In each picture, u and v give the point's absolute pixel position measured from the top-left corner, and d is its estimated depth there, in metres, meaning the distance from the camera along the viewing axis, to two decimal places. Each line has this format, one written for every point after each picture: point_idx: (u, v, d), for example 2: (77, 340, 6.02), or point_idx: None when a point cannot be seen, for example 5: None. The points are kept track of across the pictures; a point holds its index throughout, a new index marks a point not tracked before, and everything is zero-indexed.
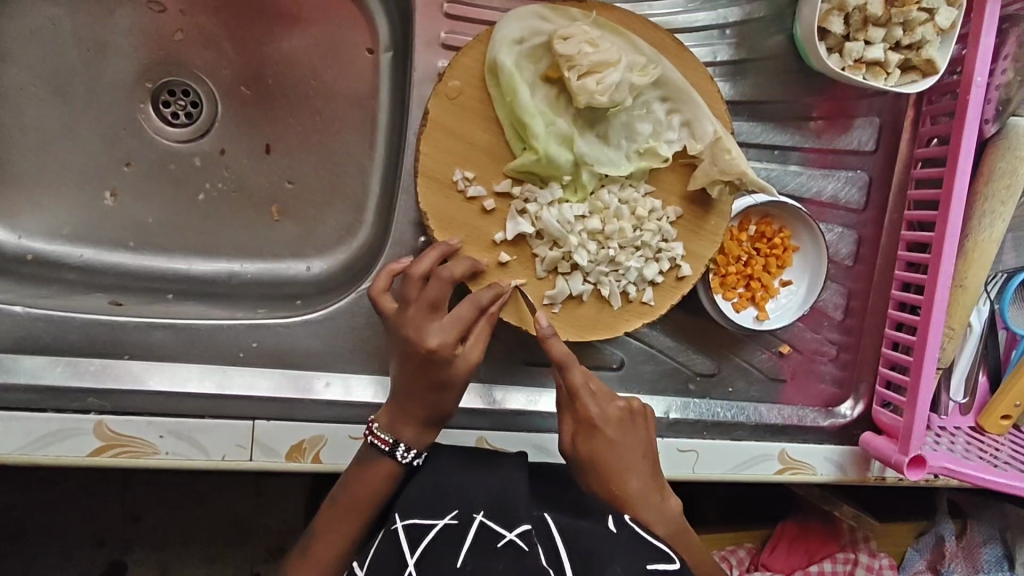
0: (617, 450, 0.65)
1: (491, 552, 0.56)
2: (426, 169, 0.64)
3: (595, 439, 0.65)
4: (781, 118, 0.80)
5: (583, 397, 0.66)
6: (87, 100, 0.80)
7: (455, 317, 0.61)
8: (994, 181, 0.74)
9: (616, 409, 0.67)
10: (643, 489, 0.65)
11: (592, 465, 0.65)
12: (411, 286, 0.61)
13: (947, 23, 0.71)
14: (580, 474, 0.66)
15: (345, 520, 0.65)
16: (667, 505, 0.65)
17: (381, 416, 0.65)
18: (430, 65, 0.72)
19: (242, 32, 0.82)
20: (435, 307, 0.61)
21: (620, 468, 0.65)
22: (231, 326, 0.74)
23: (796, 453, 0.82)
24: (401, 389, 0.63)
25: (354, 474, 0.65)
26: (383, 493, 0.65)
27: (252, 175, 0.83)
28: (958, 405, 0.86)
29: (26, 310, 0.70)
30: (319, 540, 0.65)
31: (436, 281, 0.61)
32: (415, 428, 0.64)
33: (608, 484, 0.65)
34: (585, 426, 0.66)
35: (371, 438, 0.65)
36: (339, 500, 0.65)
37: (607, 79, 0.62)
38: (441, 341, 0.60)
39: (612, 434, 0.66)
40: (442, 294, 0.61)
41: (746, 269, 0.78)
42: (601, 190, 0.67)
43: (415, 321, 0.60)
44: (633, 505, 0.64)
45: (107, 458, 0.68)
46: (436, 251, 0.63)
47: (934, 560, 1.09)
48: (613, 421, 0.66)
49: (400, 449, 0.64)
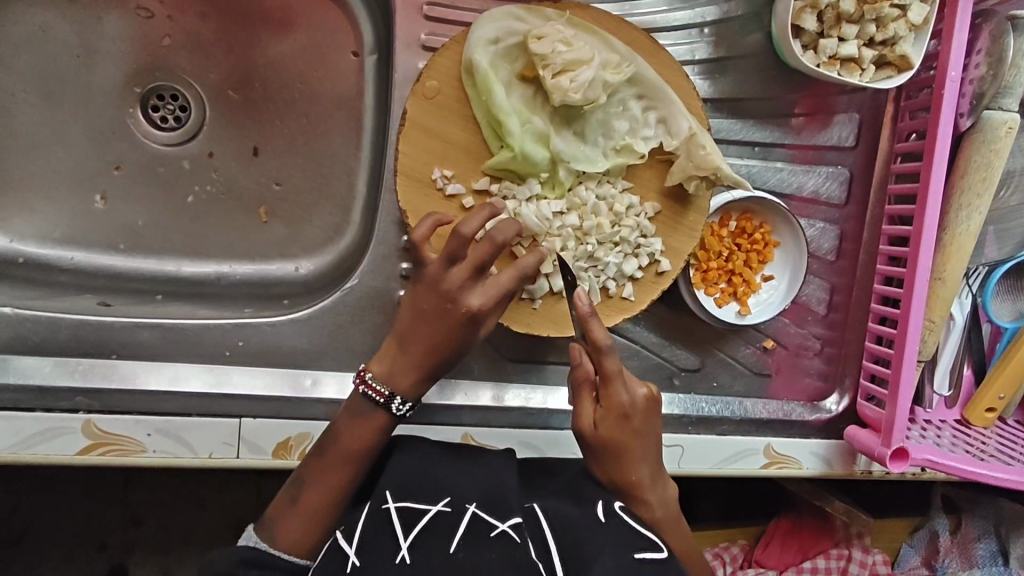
0: (639, 439, 0.64)
1: (484, 539, 0.56)
2: (405, 167, 0.65)
3: (621, 426, 0.64)
4: (761, 115, 0.81)
5: (615, 386, 0.63)
6: (77, 106, 0.81)
7: (499, 283, 0.62)
8: (971, 174, 0.75)
9: (641, 397, 0.65)
10: (651, 476, 0.65)
11: (613, 451, 0.64)
12: (457, 245, 0.60)
13: (920, 19, 0.71)
14: (594, 456, 0.65)
15: (335, 470, 0.64)
16: (667, 493, 0.66)
17: (374, 367, 0.65)
18: (411, 66, 0.73)
19: (228, 37, 0.84)
20: (481, 268, 0.61)
21: (639, 456, 0.64)
22: (218, 326, 0.75)
23: (781, 447, 0.83)
24: (410, 342, 0.63)
25: (347, 424, 0.64)
26: (374, 443, 0.65)
27: (240, 177, 0.84)
28: (943, 398, 0.86)
29: (15, 311, 0.71)
30: (307, 490, 0.64)
31: (489, 244, 0.60)
32: (413, 381, 0.64)
33: (624, 471, 0.64)
34: (612, 413, 0.64)
35: (365, 387, 0.64)
36: (329, 450, 0.64)
37: (580, 77, 0.63)
38: (482, 304, 0.61)
39: (639, 423, 0.64)
40: (490, 257, 0.61)
41: (727, 265, 0.79)
42: (578, 187, 0.67)
43: (457, 281, 0.61)
44: (643, 492, 0.64)
45: (96, 456, 0.69)
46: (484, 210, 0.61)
47: (929, 556, 1.10)
48: (639, 409, 0.64)
49: (395, 402, 0.64)
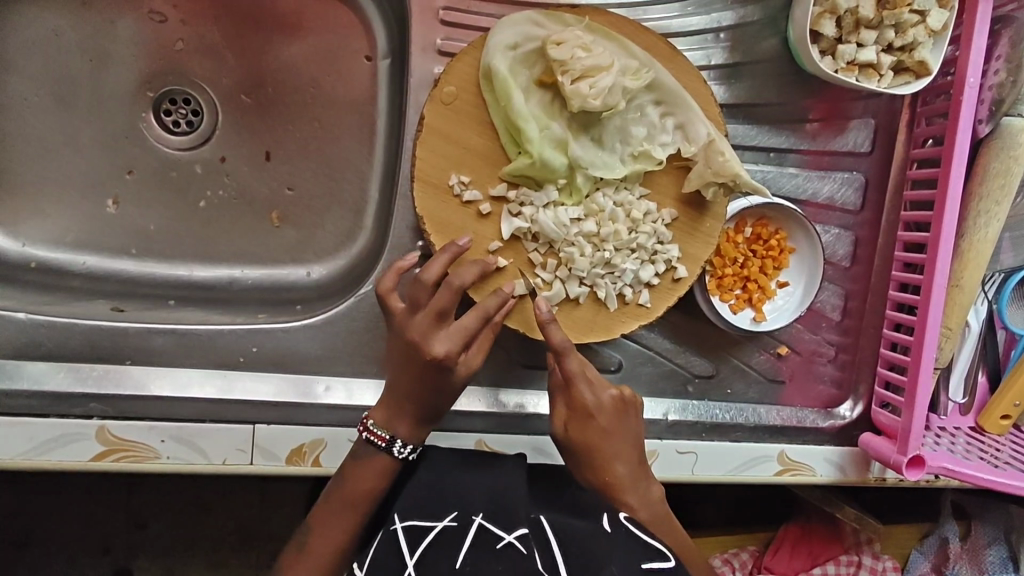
0: (608, 438, 0.66)
1: (490, 552, 0.57)
2: (423, 173, 0.64)
3: (588, 426, 0.65)
4: (776, 121, 0.81)
5: (579, 387, 0.65)
6: (88, 109, 0.81)
7: (462, 327, 0.62)
8: (989, 181, 0.75)
9: (609, 398, 0.67)
10: (630, 474, 0.66)
11: (583, 451, 0.66)
12: (419, 292, 0.62)
13: (939, 25, 0.71)
14: (569, 456, 0.67)
15: (340, 516, 0.65)
16: (651, 493, 0.67)
17: (375, 413, 0.66)
18: (427, 71, 0.73)
19: (241, 41, 0.83)
20: (443, 315, 0.62)
21: (609, 455, 0.66)
22: (231, 332, 0.75)
23: (795, 454, 0.82)
24: (398, 388, 0.64)
25: (351, 469, 0.66)
26: (380, 487, 0.66)
27: (252, 182, 0.84)
28: (958, 405, 0.86)
29: (29, 317, 0.71)
30: (315, 537, 0.65)
31: (447, 290, 0.61)
32: (410, 425, 0.65)
33: (598, 470, 0.66)
34: (578, 414, 0.66)
35: (366, 433, 0.66)
36: (334, 495, 0.65)
37: (599, 83, 0.63)
38: (446, 350, 0.61)
39: (607, 423, 0.66)
40: (451, 303, 0.61)
41: (742, 271, 0.79)
42: (596, 193, 0.67)
43: (421, 329, 0.61)
44: (622, 490, 0.66)
45: (110, 462, 0.69)
46: (445, 253, 0.62)
47: (939, 562, 1.09)
48: (607, 409, 0.66)
49: (396, 445, 0.65)
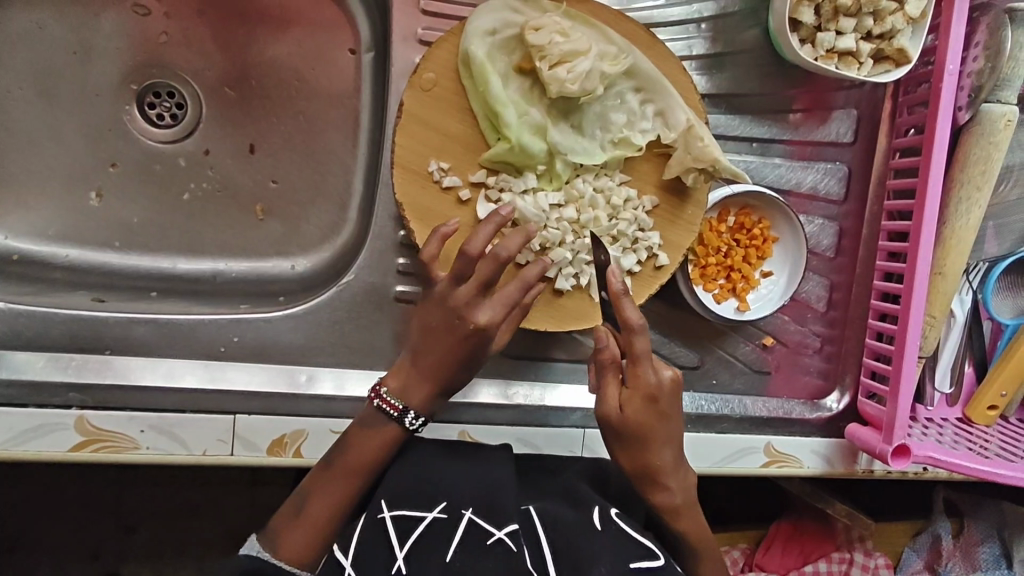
0: (664, 420, 0.62)
1: (480, 550, 0.58)
2: (402, 160, 0.64)
3: (647, 410, 0.61)
4: (759, 111, 0.81)
5: (642, 367, 0.60)
6: (73, 101, 0.81)
7: (506, 297, 0.62)
8: (970, 167, 0.75)
9: (668, 379, 0.62)
10: (674, 459, 0.64)
11: (640, 435, 0.62)
12: (465, 262, 0.60)
13: (917, 12, 0.71)
14: (625, 441, 0.62)
15: (323, 502, 0.64)
16: (687, 477, 0.66)
17: (389, 381, 0.65)
18: (408, 61, 0.73)
19: (225, 34, 0.83)
20: (487, 286, 0.61)
21: (664, 440, 0.63)
22: (213, 322, 0.74)
23: (782, 446, 0.82)
24: (425, 357, 0.63)
25: (357, 434, 0.65)
26: (384, 457, 0.65)
27: (237, 175, 0.84)
28: (944, 396, 0.86)
29: (8, 306, 0.70)
30: (311, 502, 0.63)
31: (493, 261, 0.59)
32: (428, 393, 0.64)
33: (649, 455, 0.63)
34: (639, 396, 0.61)
35: (378, 401, 0.64)
36: (339, 462, 0.64)
37: (577, 68, 0.63)
38: (488, 319, 0.62)
39: (666, 405, 0.62)
40: (495, 273, 0.60)
41: (726, 260, 0.78)
42: (576, 180, 0.67)
43: (464, 300, 0.61)
44: (663, 474, 0.64)
45: (88, 452, 0.68)
46: (489, 222, 0.60)
47: (932, 559, 1.08)
48: (667, 390, 0.62)
49: (408, 416, 0.64)
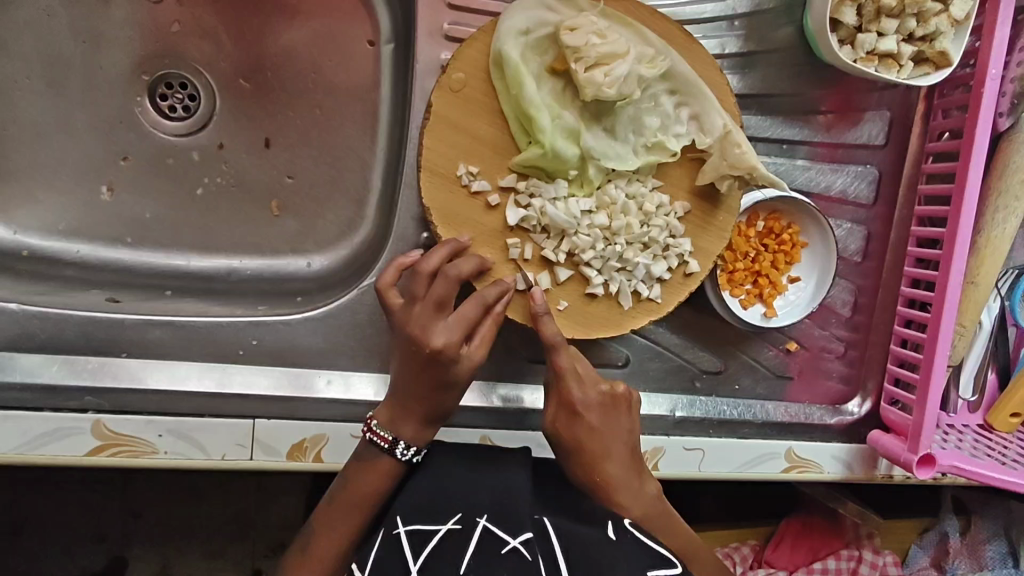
0: (598, 435, 0.65)
1: (495, 557, 0.56)
2: (429, 163, 0.62)
3: (577, 423, 0.65)
4: (790, 112, 0.79)
5: (568, 383, 0.65)
6: (82, 93, 0.78)
7: (462, 317, 0.60)
8: (1008, 175, 0.73)
9: (599, 394, 0.66)
10: (625, 472, 0.66)
11: (572, 448, 0.65)
12: (417, 283, 0.60)
13: (962, 14, 0.69)
14: (563, 455, 0.66)
15: (348, 516, 0.64)
16: (646, 491, 0.66)
17: (380, 414, 0.64)
18: (433, 57, 0.71)
19: (240, 25, 0.81)
20: (442, 305, 0.60)
21: (600, 453, 0.65)
22: (231, 324, 0.73)
23: (803, 451, 0.81)
24: (404, 388, 0.62)
25: (356, 470, 0.64)
26: (385, 488, 0.64)
27: (252, 170, 0.82)
28: (967, 402, 0.85)
29: (21, 307, 0.68)
30: (318, 539, 0.64)
31: (444, 280, 0.60)
32: (415, 426, 0.63)
33: (590, 468, 0.65)
34: (566, 411, 0.65)
35: (371, 435, 0.64)
36: (340, 498, 0.64)
37: (614, 71, 0.61)
38: (445, 341, 0.59)
39: (596, 420, 0.65)
40: (449, 292, 0.60)
41: (754, 266, 0.77)
42: (608, 185, 0.65)
43: (420, 321, 0.60)
44: (614, 489, 0.65)
45: (105, 458, 0.67)
46: (446, 247, 0.62)
47: (938, 557, 1.09)
48: (597, 407, 0.66)
49: (400, 448, 0.63)
